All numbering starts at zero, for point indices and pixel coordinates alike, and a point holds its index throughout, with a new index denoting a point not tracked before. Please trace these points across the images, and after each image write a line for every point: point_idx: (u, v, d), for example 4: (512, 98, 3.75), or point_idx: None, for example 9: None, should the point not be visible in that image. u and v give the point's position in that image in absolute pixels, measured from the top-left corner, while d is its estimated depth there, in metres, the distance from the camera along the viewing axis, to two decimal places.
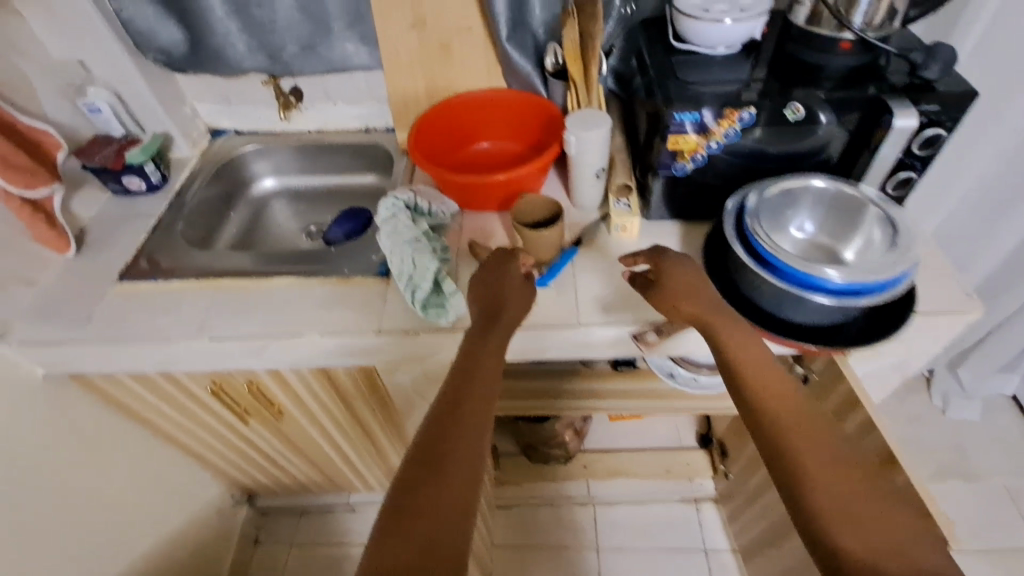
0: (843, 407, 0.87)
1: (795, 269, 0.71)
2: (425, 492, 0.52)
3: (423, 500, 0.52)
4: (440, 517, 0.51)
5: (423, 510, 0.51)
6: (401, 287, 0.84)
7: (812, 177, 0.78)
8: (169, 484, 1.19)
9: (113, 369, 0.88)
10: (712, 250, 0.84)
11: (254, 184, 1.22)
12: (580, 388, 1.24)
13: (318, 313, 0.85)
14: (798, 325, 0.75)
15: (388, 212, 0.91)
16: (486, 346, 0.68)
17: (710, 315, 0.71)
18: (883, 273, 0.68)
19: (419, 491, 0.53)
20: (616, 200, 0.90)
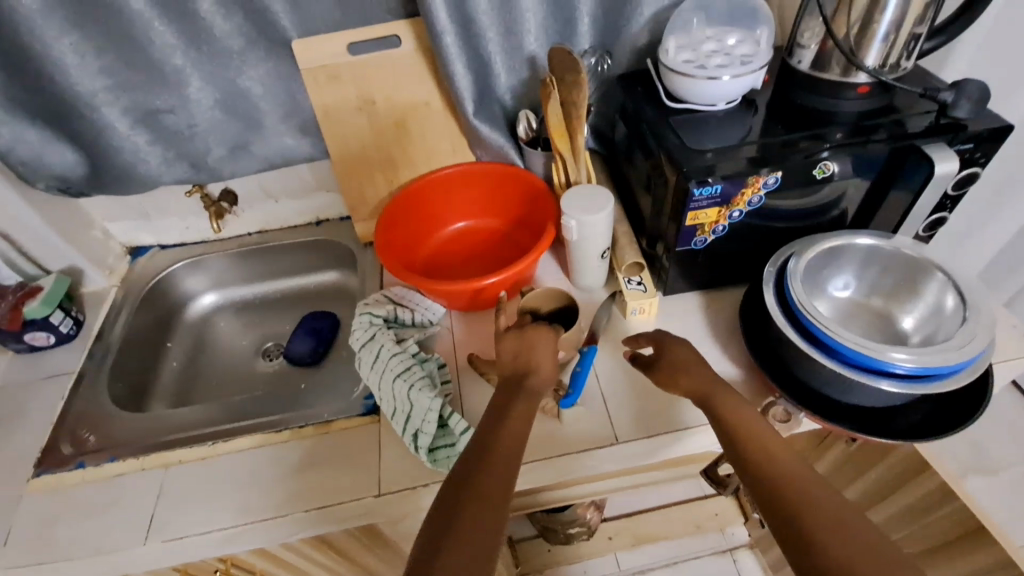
0: (907, 471, 0.78)
1: (854, 353, 0.61)
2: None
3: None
4: None
5: None
6: (397, 429, 0.69)
7: (857, 235, 0.68)
8: None
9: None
10: (751, 324, 0.73)
11: (192, 304, 1.04)
12: None
13: (298, 480, 0.69)
14: (865, 411, 0.65)
15: (365, 335, 0.76)
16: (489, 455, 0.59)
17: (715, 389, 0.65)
18: (956, 353, 0.59)
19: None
20: (627, 280, 0.79)
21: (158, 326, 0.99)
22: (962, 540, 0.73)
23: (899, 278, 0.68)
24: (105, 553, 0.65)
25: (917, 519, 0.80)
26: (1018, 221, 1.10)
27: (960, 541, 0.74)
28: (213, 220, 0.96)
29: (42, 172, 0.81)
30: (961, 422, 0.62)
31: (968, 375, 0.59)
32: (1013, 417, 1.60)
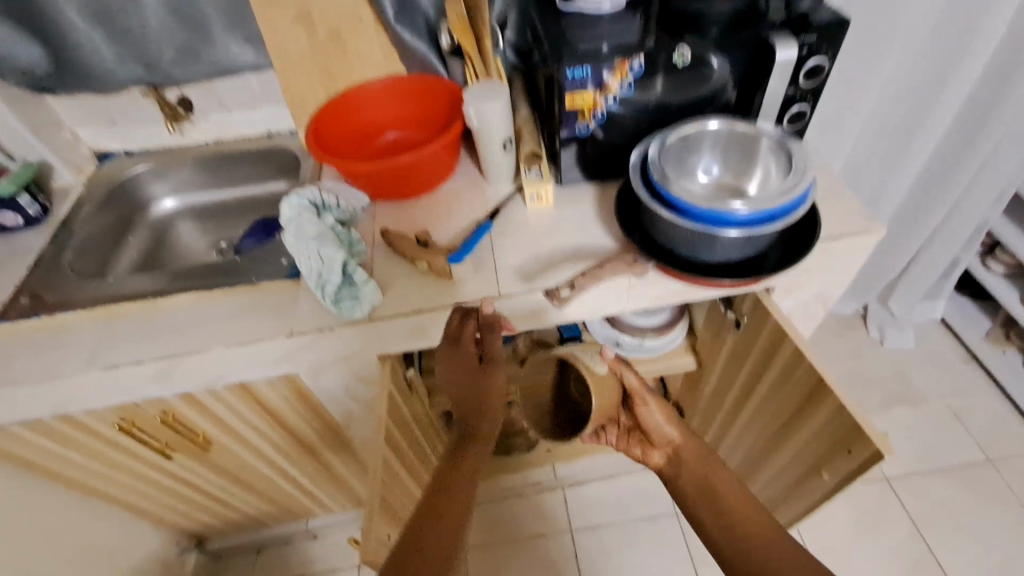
0: (771, 344, 0.87)
1: (701, 209, 0.69)
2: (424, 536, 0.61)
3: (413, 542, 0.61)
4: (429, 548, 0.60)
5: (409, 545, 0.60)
6: (313, 287, 0.78)
7: (707, 121, 0.77)
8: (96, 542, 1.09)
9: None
10: (624, 209, 0.81)
11: (153, 207, 1.15)
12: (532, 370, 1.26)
13: (221, 325, 0.79)
14: (722, 264, 0.74)
15: (293, 212, 0.84)
16: (465, 451, 0.73)
17: (693, 456, 0.82)
18: (784, 197, 0.68)
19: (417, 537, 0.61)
20: (527, 170, 0.89)
21: (121, 223, 1.10)
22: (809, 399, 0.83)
23: (745, 156, 0.79)
24: (54, 377, 0.75)
25: (774, 394, 0.89)
26: (924, 151, 1.31)
27: (801, 406, 0.83)
28: (169, 122, 1.07)
29: (11, 66, 0.91)
30: (799, 255, 0.73)
31: (797, 212, 0.69)
32: (941, 355, 1.69)
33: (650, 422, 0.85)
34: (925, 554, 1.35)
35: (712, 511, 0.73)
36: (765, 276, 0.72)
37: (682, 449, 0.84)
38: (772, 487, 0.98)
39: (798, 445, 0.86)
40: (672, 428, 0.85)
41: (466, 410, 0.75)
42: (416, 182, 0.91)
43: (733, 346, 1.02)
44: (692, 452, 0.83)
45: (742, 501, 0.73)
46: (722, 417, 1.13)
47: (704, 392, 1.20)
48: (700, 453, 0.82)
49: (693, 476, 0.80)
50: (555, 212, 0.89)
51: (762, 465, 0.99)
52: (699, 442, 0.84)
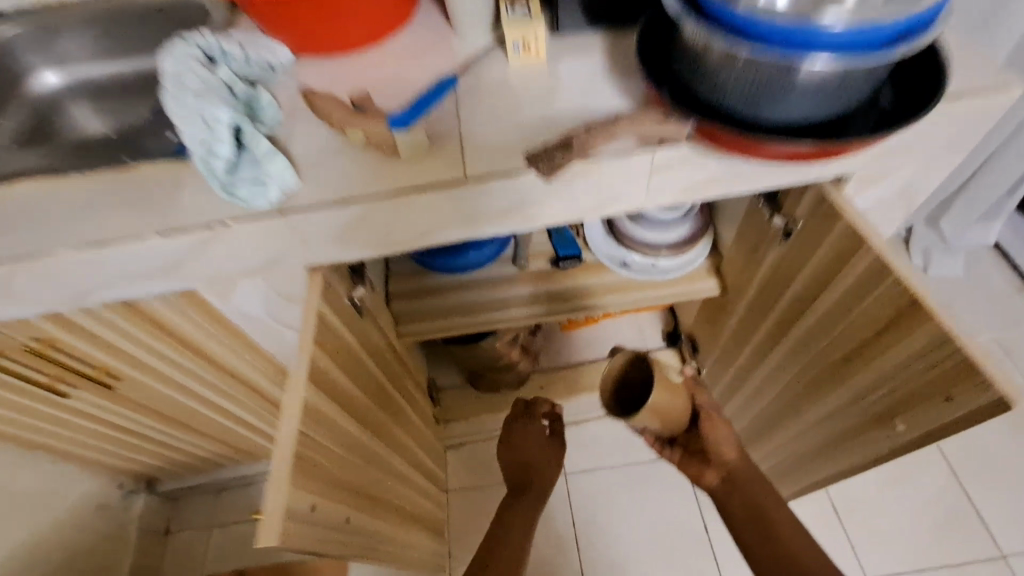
0: (838, 258, 0.65)
1: (774, 31, 0.44)
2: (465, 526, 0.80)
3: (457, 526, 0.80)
4: None
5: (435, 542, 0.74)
6: (200, 168, 0.55)
7: None
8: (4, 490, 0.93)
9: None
10: (649, 53, 0.56)
11: (31, 82, 0.89)
12: (527, 294, 1.04)
13: (73, 221, 0.56)
14: (797, 124, 0.50)
15: (175, 62, 0.59)
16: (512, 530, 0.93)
17: (768, 510, 0.78)
18: (910, 7, 0.43)
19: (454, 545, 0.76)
20: (509, 8, 0.61)
21: None
22: (887, 330, 0.61)
23: None
24: None
25: (834, 322, 0.68)
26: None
27: (876, 338, 0.62)
28: None
29: None
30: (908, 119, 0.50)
31: (931, 31, 0.44)
32: (993, 285, 1.47)
33: (716, 442, 0.84)
34: (961, 503, 1.20)
35: (728, 484, 0.83)
36: (864, 140, 0.49)
37: (737, 471, 0.84)
38: (815, 432, 0.81)
39: (862, 386, 0.67)
40: (733, 454, 0.84)
41: (515, 494, 0.99)
42: (347, 27, 0.64)
43: (775, 262, 0.79)
44: (748, 475, 0.83)
45: (772, 503, 0.79)
46: (747, 351, 0.93)
47: (726, 320, 1.00)
48: (765, 490, 0.80)
49: (740, 498, 0.81)
50: (547, 70, 0.63)
51: (804, 407, 0.80)
52: (775, 501, 0.79)
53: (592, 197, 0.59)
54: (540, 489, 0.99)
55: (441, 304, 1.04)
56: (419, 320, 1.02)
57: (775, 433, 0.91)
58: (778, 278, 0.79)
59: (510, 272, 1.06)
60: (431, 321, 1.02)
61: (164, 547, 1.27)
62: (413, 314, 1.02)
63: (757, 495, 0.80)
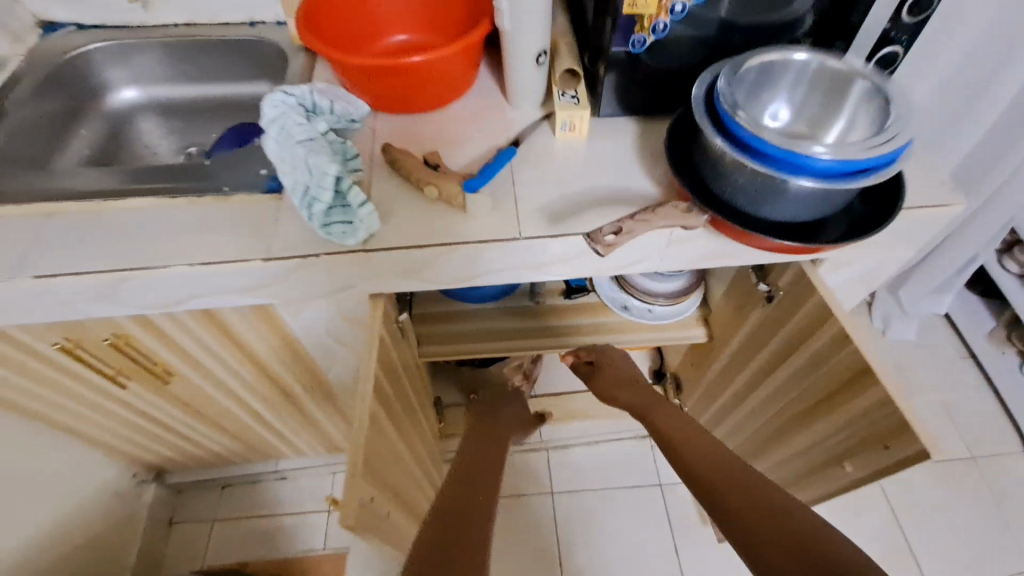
0: (813, 321, 0.79)
1: (781, 150, 0.57)
2: (483, 476, 0.79)
3: (483, 477, 0.78)
4: (483, 486, 0.76)
5: (472, 480, 0.77)
6: (295, 203, 0.65)
7: (794, 49, 0.62)
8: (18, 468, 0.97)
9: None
10: (678, 133, 0.70)
11: (111, 96, 0.97)
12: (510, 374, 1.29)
13: (182, 239, 0.65)
14: (778, 222, 0.63)
15: (275, 110, 0.70)
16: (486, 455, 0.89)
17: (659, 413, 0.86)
18: (874, 148, 0.56)
19: (477, 477, 0.78)
20: (561, 93, 0.74)
21: (71, 111, 0.92)
22: (838, 391, 0.77)
23: (830, 99, 0.64)
24: None
25: (804, 377, 0.83)
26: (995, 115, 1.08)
27: (831, 396, 0.78)
28: None
29: None
30: (876, 227, 0.62)
31: (883, 173, 0.56)
32: (941, 351, 1.65)
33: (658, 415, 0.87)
34: (900, 539, 1.39)
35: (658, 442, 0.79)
36: (822, 244, 0.61)
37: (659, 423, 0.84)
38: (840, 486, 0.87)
39: (819, 434, 0.84)
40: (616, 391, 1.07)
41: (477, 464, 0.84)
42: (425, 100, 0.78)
43: (756, 321, 0.94)
44: (672, 420, 0.83)
45: (665, 414, 0.85)
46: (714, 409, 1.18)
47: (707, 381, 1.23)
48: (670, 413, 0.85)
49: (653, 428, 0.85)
50: (586, 149, 0.75)
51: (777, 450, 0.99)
52: (677, 416, 0.83)
53: (593, 263, 0.71)
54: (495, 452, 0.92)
55: (456, 329, 1.13)
56: (437, 344, 1.11)
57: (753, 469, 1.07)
58: (759, 334, 0.94)
59: (523, 304, 1.17)
60: (446, 345, 1.11)
61: (169, 536, 1.34)
62: (431, 337, 1.12)
63: (662, 416, 0.84)
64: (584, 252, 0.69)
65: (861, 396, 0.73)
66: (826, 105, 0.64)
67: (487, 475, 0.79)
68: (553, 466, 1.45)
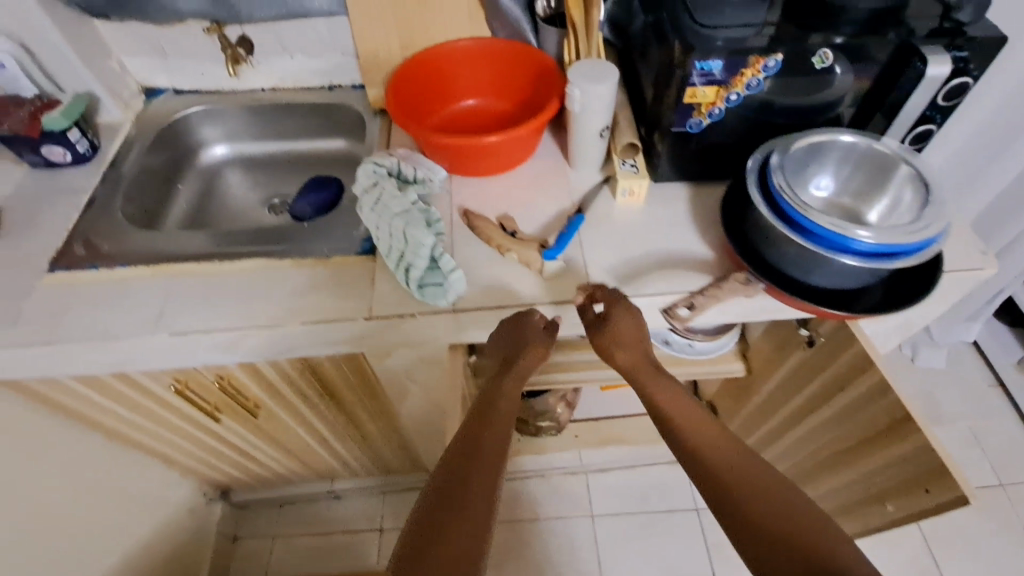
0: (854, 369, 0.85)
1: (826, 230, 0.66)
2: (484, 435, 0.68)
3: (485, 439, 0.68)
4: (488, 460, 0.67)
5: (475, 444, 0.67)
6: (390, 266, 0.74)
7: (841, 132, 0.69)
8: (116, 491, 1.07)
9: (23, 376, 0.76)
10: (731, 202, 0.78)
11: (202, 153, 1.07)
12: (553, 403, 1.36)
13: (293, 301, 0.74)
14: (821, 289, 0.70)
15: (368, 180, 0.80)
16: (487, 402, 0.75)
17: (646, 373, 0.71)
18: (912, 232, 0.63)
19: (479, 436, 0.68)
20: (621, 161, 0.83)
21: (170, 169, 1.02)
22: (879, 435, 0.83)
23: (874, 176, 0.71)
24: (111, 339, 0.71)
25: (845, 419, 0.89)
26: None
27: (873, 439, 0.84)
28: (229, 64, 0.97)
29: None
30: (910, 299, 0.69)
31: (923, 254, 0.63)
32: (970, 377, 1.69)
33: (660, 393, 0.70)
34: (931, 565, 1.43)
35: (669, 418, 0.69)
36: (860, 312, 0.69)
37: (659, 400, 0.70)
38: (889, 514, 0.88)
39: (860, 473, 0.90)
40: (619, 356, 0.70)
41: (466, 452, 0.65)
42: (498, 166, 0.86)
43: (796, 362, 1.01)
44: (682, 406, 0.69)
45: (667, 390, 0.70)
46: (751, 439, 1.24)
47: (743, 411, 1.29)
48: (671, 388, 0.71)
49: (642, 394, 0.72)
50: (645, 213, 0.82)
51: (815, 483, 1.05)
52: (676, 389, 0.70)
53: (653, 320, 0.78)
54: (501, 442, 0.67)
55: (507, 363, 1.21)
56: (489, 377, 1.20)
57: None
58: (800, 374, 1.00)
59: None
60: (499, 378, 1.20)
61: (233, 551, 1.43)
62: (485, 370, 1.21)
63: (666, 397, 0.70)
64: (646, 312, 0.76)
65: (901, 442, 0.80)
66: (869, 181, 0.71)
67: (494, 433, 0.68)
68: (592, 489, 1.52)
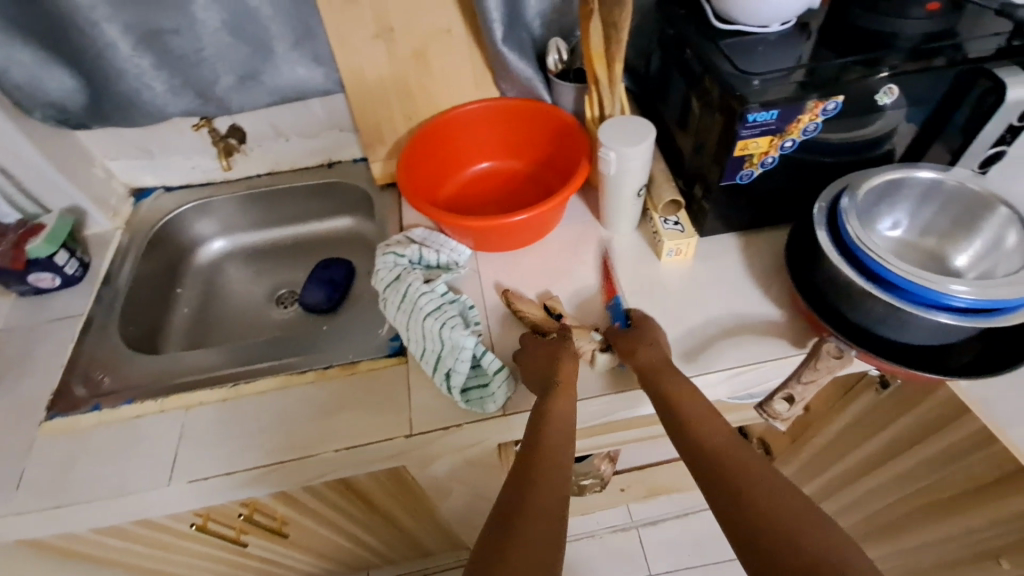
0: (944, 415, 0.77)
1: (917, 286, 0.58)
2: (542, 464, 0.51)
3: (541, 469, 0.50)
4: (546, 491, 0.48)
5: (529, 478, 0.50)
6: (426, 370, 0.66)
7: (916, 168, 0.63)
8: None
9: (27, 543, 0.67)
10: (795, 253, 0.70)
11: (199, 249, 1.00)
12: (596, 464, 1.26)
13: (320, 421, 0.66)
14: (911, 348, 0.63)
15: (391, 273, 0.72)
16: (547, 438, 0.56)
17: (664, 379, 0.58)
18: (1018, 287, 0.56)
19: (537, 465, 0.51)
20: (663, 220, 0.76)
21: (167, 271, 0.95)
22: (986, 489, 0.74)
23: (955, 215, 0.64)
24: (122, 494, 0.62)
25: (937, 469, 0.81)
26: None
27: (976, 492, 0.75)
28: (222, 157, 0.92)
29: (38, 99, 0.76)
30: (1016, 359, 0.61)
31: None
32: None
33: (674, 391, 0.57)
34: None
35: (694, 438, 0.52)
36: (960, 374, 0.61)
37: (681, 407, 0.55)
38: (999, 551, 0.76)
39: (963, 528, 0.80)
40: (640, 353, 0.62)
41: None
42: (527, 238, 0.79)
43: (868, 404, 0.92)
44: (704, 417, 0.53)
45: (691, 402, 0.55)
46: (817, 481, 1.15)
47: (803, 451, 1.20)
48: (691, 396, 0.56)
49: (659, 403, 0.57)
50: (695, 272, 0.75)
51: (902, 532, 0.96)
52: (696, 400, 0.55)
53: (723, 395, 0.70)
54: (547, 514, 0.46)
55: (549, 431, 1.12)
56: None
57: (871, 550, 1.03)
58: (874, 417, 0.92)
59: None
60: None
61: None
62: None
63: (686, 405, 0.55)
64: (718, 388, 0.68)
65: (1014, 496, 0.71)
66: (949, 220, 0.64)
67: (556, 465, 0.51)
68: (646, 545, 1.42)
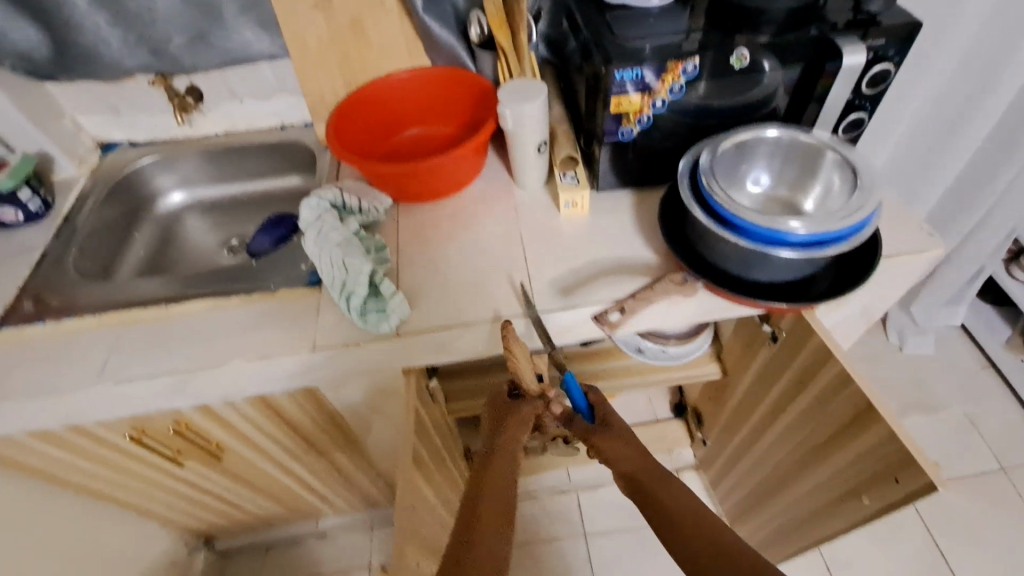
0: (816, 362, 0.84)
1: (759, 227, 0.65)
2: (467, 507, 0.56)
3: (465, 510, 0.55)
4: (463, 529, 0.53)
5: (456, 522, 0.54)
6: (333, 295, 0.74)
7: (766, 127, 0.70)
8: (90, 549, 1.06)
9: None
10: (668, 207, 0.79)
11: (159, 201, 1.08)
12: None
13: (238, 337, 0.75)
14: (766, 285, 0.70)
15: (312, 214, 0.80)
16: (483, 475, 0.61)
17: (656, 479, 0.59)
18: (845, 219, 0.63)
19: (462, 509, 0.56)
20: (562, 174, 0.83)
21: (126, 218, 1.03)
22: (846, 428, 0.81)
23: (803, 165, 0.71)
24: (57, 392, 0.71)
25: (812, 414, 0.88)
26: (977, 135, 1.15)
27: (839, 433, 0.82)
28: (177, 112, 1.01)
29: (8, 50, 0.85)
30: (854, 282, 0.68)
31: (858, 237, 0.63)
32: (961, 362, 1.66)
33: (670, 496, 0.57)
34: (936, 557, 1.38)
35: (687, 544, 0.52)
36: (809, 303, 0.68)
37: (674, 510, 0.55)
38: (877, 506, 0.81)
39: (834, 470, 0.87)
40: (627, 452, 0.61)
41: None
42: (443, 188, 0.87)
43: (765, 360, 1.00)
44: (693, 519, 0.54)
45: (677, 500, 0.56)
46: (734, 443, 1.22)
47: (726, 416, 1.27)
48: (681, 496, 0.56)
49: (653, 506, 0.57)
50: (589, 223, 0.83)
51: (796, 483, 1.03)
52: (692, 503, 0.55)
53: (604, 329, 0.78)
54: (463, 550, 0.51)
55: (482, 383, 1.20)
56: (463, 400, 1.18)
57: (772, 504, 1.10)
58: (770, 372, 0.99)
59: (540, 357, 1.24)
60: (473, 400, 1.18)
61: None
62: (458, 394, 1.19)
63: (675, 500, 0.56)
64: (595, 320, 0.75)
65: (866, 433, 0.78)
66: (799, 170, 0.72)
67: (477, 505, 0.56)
68: (584, 507, 1.49)
